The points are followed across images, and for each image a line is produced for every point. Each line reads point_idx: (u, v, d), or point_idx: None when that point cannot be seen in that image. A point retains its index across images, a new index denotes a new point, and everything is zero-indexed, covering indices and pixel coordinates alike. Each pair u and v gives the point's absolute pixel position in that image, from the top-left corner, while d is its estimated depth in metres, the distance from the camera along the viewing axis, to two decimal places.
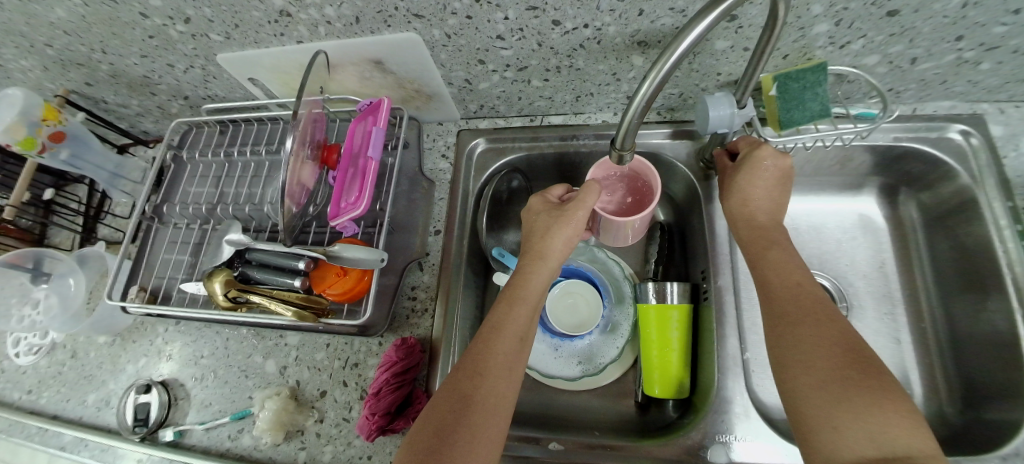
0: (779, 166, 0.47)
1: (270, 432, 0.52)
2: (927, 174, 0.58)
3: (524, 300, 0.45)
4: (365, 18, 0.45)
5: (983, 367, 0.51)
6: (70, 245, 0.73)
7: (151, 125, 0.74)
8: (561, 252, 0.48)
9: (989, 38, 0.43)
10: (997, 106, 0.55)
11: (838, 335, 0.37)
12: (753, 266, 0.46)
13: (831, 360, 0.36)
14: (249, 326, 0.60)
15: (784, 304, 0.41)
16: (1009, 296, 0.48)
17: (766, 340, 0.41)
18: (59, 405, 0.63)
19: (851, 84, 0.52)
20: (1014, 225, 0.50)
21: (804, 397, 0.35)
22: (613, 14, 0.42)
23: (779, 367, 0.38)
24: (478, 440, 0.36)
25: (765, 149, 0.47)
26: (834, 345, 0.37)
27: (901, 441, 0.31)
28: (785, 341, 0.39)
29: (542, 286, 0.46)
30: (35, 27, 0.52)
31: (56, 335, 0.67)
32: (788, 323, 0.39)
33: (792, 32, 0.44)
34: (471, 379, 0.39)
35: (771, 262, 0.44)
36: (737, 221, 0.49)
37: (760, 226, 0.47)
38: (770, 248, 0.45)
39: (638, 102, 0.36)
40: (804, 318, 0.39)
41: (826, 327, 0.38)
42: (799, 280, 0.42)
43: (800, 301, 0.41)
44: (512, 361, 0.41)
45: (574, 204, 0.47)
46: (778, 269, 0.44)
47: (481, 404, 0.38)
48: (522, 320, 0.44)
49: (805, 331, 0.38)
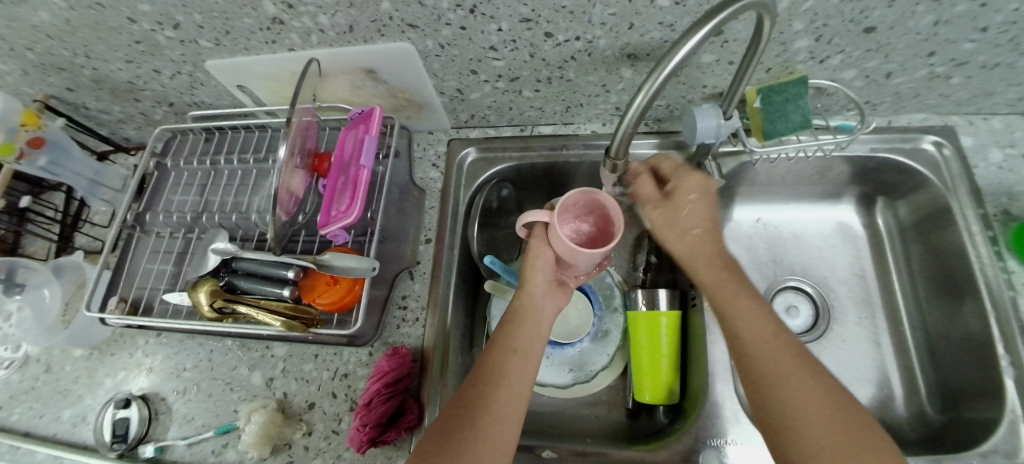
0: (702, 191, 0.48)
1: (256, 446, 0.50)
2: (901, 183, 0.60)
3: (525, 331, 0.46)
4: (359, 27, 0.45)
5: (959, 368, 0.53)
6: (44, 255, 0.70)
7: (133, 132, 0.72)
8: (553, 299, 0.50)
9: (959, 54, 0.46)
10: (967, 119, 0.58)
11: (823, 387, 0.37)
12: (720, 312, 0.44)
13: (823, 416, 0.35)
14: (235, 338, 0.59)
15: (765, 355, 0.39)
16: (982, 300, 0.50)
17: (753, 400, 0.38)
18: (31, 421, 0.60)
19: (830, 97, 0.54)
20: (985, 231, 0.52)
21: (784, 439, 0.35)
22: (604, 28, 0.43)
23: (774, 433, 0.36)
24: (489, 449, 0.37)
25: (690, 180, 0.48)
26: (821, 399, 0.36)
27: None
28: (783, 411, 0.36)
29: (551, 317, 0.49)
30: (15, 30, 0.50)
31: (30, 348, 0.65)
32: (763, 372, 0.38)
33: (775, 47, 0.46)
34: (482, 392, 0.41)
35: (742, 310, 0.42)
36: (694, 266, 0.47)
37: (718, 269, 0.46)
38: (738, 293, 0.44)
39: (629, 118, 0.36)
40: (789, 374, 0.37)
41: (806, 377, 0.37)
42: (773, 330, 0.41)
43: (778, 354, 0.39)
44: (513, 396, 0.41)
45: (537, 243, 0.48)
46: (745, 316, 0.42)
47: (487, 426, 0.39)
48: (523, 338, 0.45)
49: (795, 389, 0.36)
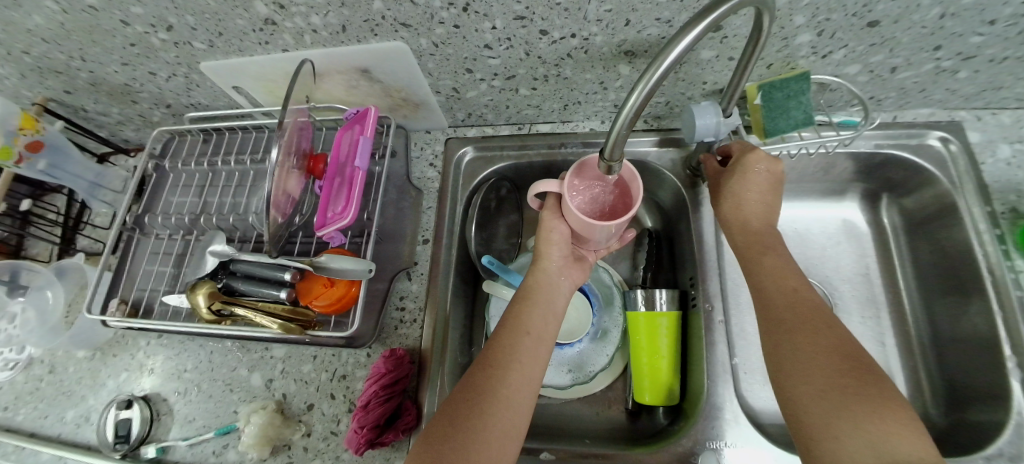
0: (771, 170, 0.49)
1: (256, 447, 0.50)
2: (907, 180, 0.59)
3: (540, 306, 0.47)
4: (352, 27, 0.45)
5: (965, 368, 0.52)
6: (47, 257, 0.70)
7: (132, 133, 0.73)
8: (569, 275, 0.50)
9: (966, 48, 0.44)
10: (974, 113, 0.57)
11: (838, 343, 0.40)
12: (749, 272, 0.48)
13: (829, 365, 0.39)
14: (234, 339, 0.59)
15: (785, 312, 0.44)
16: (989, 299, 0.49)
17: (766, 347, 0.44)
18: (36, 422, 0.61)
19: (833, 92, 0.53)
20: (992, 229, 0.51)
21: (789, 384, 0.40)
22: (600, 24, 0.42)
23: (779, 375, 0.41)
24: (501, 435, 0.39)
25: (757, 153, 0.49)
26: (830, 350, 0.40)
27: (902, 449, 0.33)
28: (793, 360, 0.40)
29: (568, 292, 0.49)
30: (11, 34, 0.50)
31: (34, 349, 0.65)
32: (781, 328, 0.43)
33: (776, 42, 0.45)
34: (493, 375, 0.42)
35: (767, 270, 0.47)
36: (731, 227, 0.51)
37: (754, 231, 0.50)
38: (766, 254, 0.48)
39: (625, 114, 0.32)
40: (802, 327, 0.42)
41: (823, 334, 0.41)
42: (795, 288, 0.45)
43: (795, 309, 0.43)
44: (529, 365, 0.43)
45: (549, 217, 0.49)
46: (773, 275, 0.47)
47: (501, 395, 0.40)
48: (537, 321, 0.46)
49: (804, 339, 0.41)
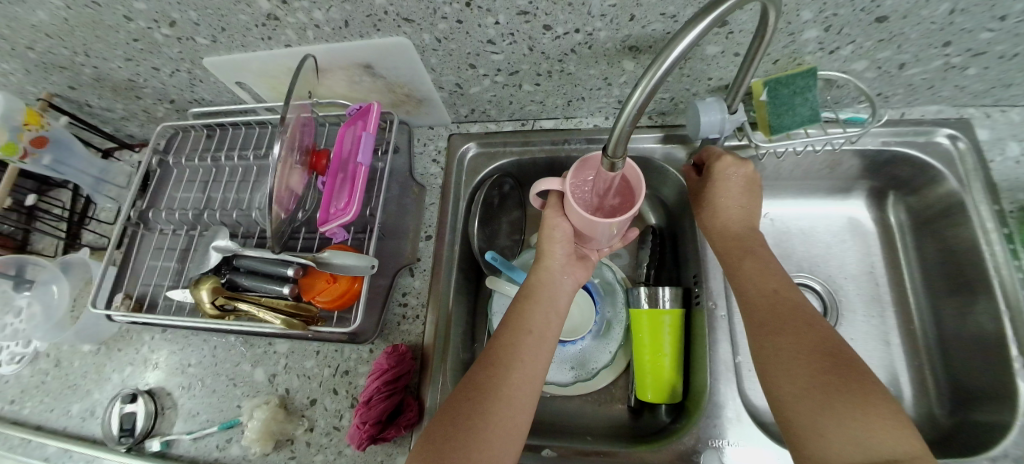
0: (743, 172, 0.51)
1: (258, 441, 0.51)
2: (914, 177, 0.58)
3: (539, 306, 0.47)
4: (354, 22, 0.44)
5: (970, 369, 0.51)
6: (53, 251, 0.71)
7: (136, 129, 0.73)
8: (572, 273, 0.50)
9: (976, 44, 0.44)
10: (983, 111, 0.56)
11: (821, 340, 0.40)
12: (732, 275, 0.49)
13: (813, 363, 0.38)
14: (237, 334, 0.59)
15: (767, 312, 0.44)
16: (996, 299, 0.49)
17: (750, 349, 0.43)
18: (43, 415, 0.61)
19: (840, 89, 0.53)
20: (1000, 228, 0.50)
21: (775, 385, 0.39)
22: (604, 19, 0.42)
23: (765, 376, 0.41)
24: (498, 434, 0.39)
25: (725, 160, 0.51)
26: (812, 348, 0.40)
27: (887, 445, 0.33)
28: (777, 361, 0.40)
29: (570, 291, 0.49)
30: (16, 30, 0.51)
31: (39, 344, 0.66)
32: (765, 328, 0.43)
33: (782, 37, 0.44)
34: (490, 375, 0.41)
35: (747, 271, 0.47)
36: (710, 232, 0.52)
37: (733, 235, 0.50)
38: (745, 257, 0.49)
39: (628, 111, 0.32)
40: (783, 326, 0.42)
41: (805, 332, 0.41)
42: (776, 287, 0.46)
43: (776, 309, 0.44)
44: (529, 363, 0.43)
45: (553, 214, 0.48)
46: (754, 276, 0.47)
47: (496, 393, 0.40)
48: (536, 320, 0.45)
49: (786, 339, 0.41)
